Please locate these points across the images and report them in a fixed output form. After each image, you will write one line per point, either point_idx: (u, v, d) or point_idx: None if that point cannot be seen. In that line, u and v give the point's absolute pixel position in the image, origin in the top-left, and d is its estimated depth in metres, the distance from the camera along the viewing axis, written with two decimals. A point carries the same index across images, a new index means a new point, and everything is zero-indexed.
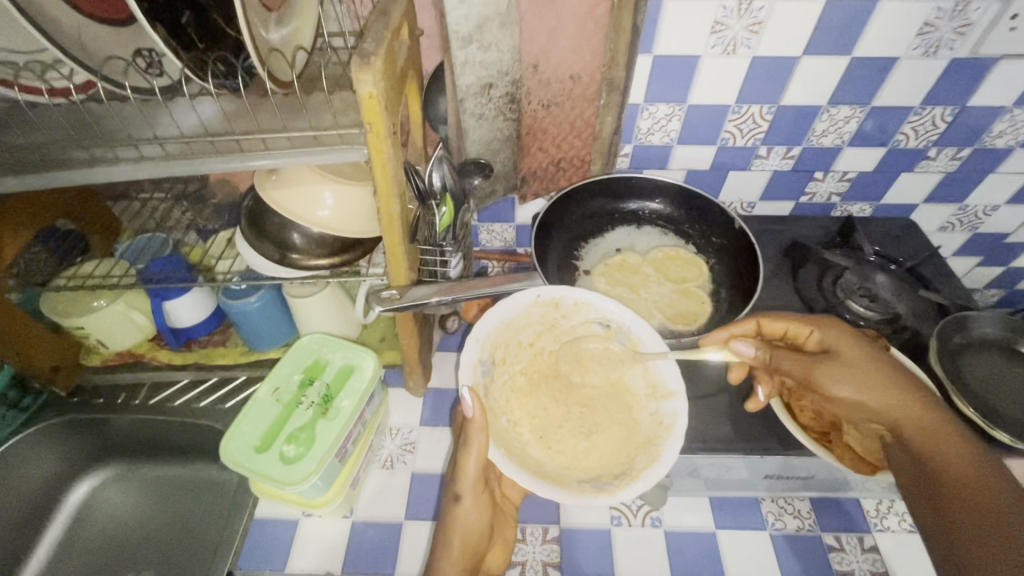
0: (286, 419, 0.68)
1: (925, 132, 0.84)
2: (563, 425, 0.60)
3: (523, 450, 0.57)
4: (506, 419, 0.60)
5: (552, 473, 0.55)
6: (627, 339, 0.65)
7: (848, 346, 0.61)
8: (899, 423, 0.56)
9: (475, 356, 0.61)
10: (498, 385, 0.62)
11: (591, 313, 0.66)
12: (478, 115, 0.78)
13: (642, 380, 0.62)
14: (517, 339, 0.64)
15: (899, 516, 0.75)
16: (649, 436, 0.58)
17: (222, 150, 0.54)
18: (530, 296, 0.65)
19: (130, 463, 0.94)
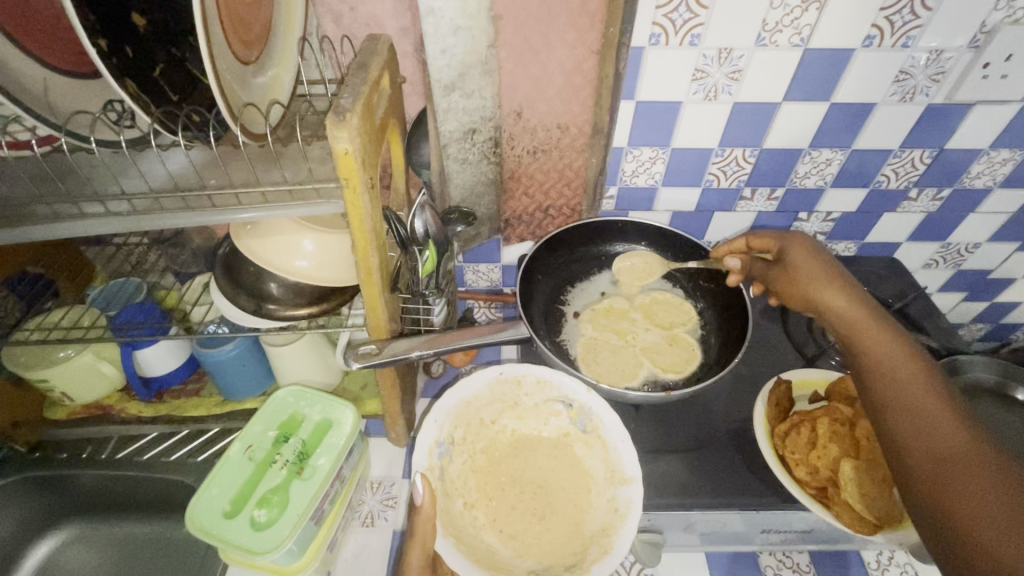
0: (259, 480, 0.64)
1: (906, 173, 0.85)
2: (516, 509, 0.63)
3: (476, 537, 0.60)
4: (462, 502, 0.62)
5: (503, 562, 0.58)
6: (587, 419, 0.66)
7: (804, 255, 0.64)
8: (843, 333, 0.58)
9: (432, 438, 0.63)
10: (455, 463, 0.64)
11: (553, 391, 0.67)
12: (462, 160, 0.78)
13: (599, 464, 0.64)
14: (479, 417, 0.67)
15: (901, 567, 0.73)
16: (602, 523, 0.60)
17: (192, 205, 0.53)
18: (492, 374, 0.67)
19: (94, 521, 0.89)
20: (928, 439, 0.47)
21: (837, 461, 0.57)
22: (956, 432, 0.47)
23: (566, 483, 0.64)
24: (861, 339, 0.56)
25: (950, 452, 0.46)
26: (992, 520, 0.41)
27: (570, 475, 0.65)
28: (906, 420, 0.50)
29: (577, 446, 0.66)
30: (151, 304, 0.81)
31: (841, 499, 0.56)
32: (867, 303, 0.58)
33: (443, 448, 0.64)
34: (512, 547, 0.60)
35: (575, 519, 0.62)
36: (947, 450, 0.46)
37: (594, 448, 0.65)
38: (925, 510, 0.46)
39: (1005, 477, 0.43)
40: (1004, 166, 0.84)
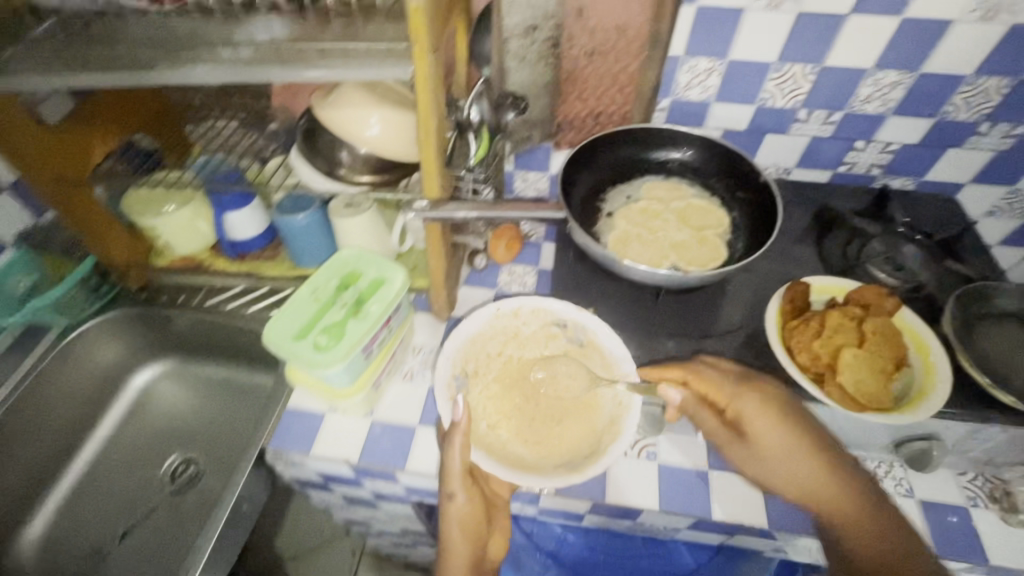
0: (321, 316, 0.75)
1: (977, 105, 0.82)
2: (534, 420, 0.70)
3: (504, 448, 0.67)
4: (485, 425, 0.69)
5: (530, 464, 0.66)
6: (581, 335, 0.75)
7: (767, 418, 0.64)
8: (814, 503, 0.62)
9: (448, 372, 0.71)
10: (474, 393, 0.72)
11: (547, 316, 0.77)
12: (521, 57, 0.83)
13: (600, 370, 0.72)
14: (485, 351, 0.75)
15: (897, 480, 0.76)
16: (610, 417, 0.69)
17: (285, 58, 0.61)
18: (491, 311, 0.77)
19: (183, 361, 1.08)
20: None
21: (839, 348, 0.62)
22: None
23: (573, 388, 0.72)
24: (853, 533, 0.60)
25: None
26: None
27: (576, 384, 0.72)
28: None
29: (577, 360, 0.74)
30: (237, 171, 0.92)
31: (835, 382, 0.61)
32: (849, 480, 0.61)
33: (461, 380, 0.72)
34: (538, 453, 0.68)
35: (585, 418, 0.70)
36: None
37: (592, 358, 0.73)
38: None
39: None
40: None
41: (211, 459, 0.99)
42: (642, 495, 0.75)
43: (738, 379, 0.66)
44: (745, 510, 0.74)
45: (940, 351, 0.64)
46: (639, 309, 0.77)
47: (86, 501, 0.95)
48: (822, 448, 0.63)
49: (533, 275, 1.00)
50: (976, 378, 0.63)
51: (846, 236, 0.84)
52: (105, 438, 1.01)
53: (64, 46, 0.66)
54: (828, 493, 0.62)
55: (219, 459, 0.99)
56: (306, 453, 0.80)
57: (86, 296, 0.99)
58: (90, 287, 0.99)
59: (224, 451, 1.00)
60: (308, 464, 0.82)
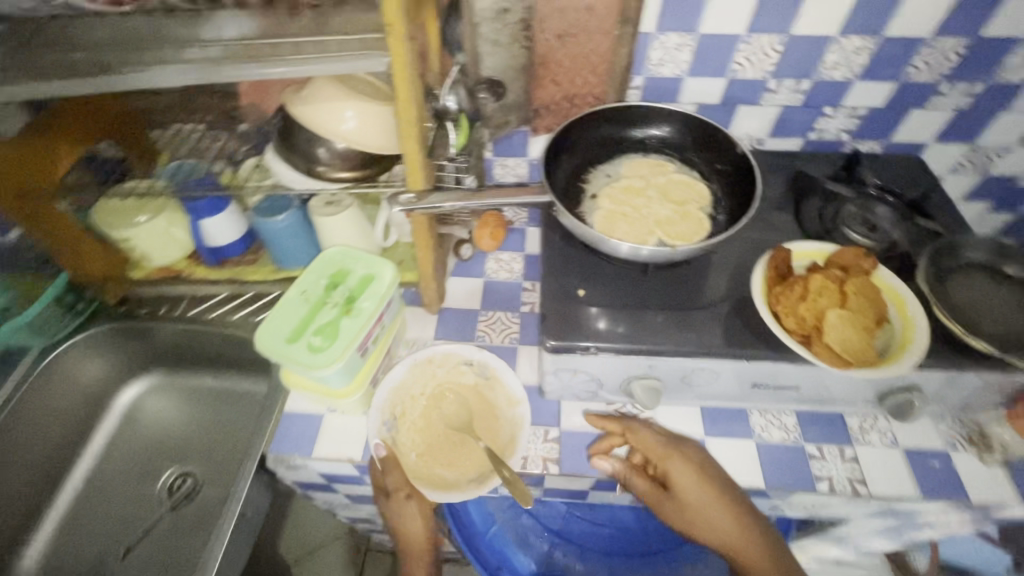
0: (313, 316, 0.74)
1: (937, 65, 0.85)
2: (452, 445, 0.80)
3: (431, 473, 0.78)
4: (414, 455, 0.79)
5: (450, 482, 0.76)
6: (484, 370, 0.84)
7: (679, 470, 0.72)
8: (726, 547, 0.69)
9: (378, 419, 0.80)
10: (402, 432, 0.81)
11: (457, 358, 0.85)
12: (494, 41, 0.83)
13: (502, 397, 0.82)
14: (409, 394, 0.83)
15: (881, 432, 0.80)
16: (510, 433, 0.79)
17: (256, 56, 0.59)
18: (408, 362, 0.85)
19: (169, 374, 1.05)
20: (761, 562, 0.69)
21: (825, 309, 0.64)
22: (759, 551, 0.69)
23: (483, 413, 0.82)
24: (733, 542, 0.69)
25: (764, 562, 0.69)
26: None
27: (483, 410, 0.82)
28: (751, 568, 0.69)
29: (484, 391, 0.83)
30: (211, 176, 0.90)
31: (823, 342, 0.63)
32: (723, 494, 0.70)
33: (390, 422, 0.81)
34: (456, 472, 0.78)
35: (492, 435, 0.80)
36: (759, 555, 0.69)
37: (496, 388, 0.83)
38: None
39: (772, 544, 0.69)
40: None
41: (209, 469, 0.98)
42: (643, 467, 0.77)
43: (666, 444, 0.74)
44: (742, 472, 0.77)
45: (913, 299, 0.67)
46: (629, 286, 0.77)
47: (82, 525, 0.93)
48: (712, 478, 0.71)
49: (519, 262, 1.01)
50: (951, 328, 0.65)
51: (822, 201, 0.86)
52: (97, 457, 0.99)
53: (18, 55, 0.63)
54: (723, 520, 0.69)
55: (217, 468, 0.98)
56: (308, 456, 0.79)
57: (64, 315, 0.97)
58: (66, 305, 0.97)
59: (221, 461, 0.98)
60: (310, 467, 0.82)
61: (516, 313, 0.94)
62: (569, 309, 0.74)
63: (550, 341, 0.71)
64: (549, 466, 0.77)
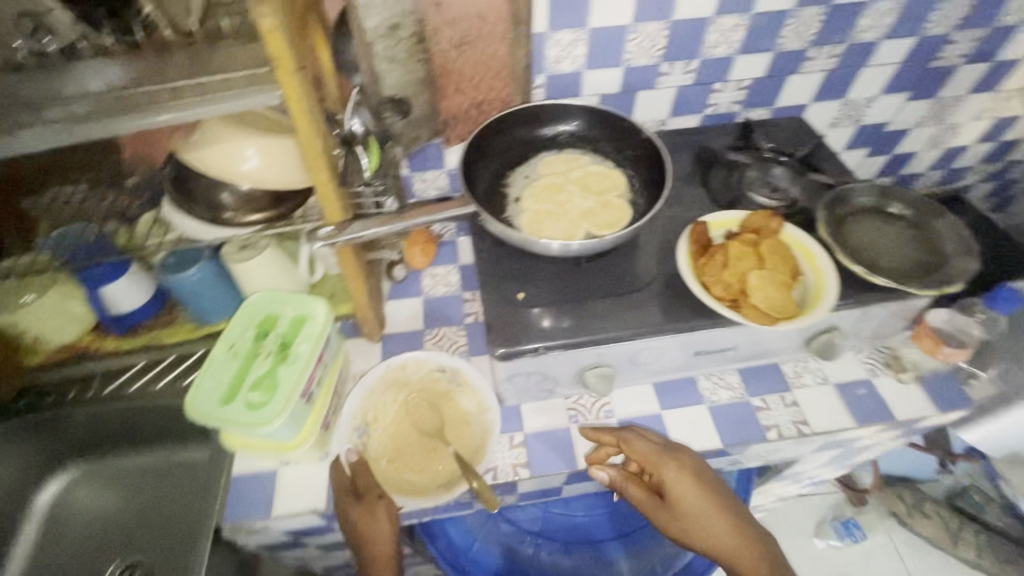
0: (246, 371, 0.69)
1: (803, 33, 0.93)
2: (422, 451, 0.79)
3: (402, 477, 0.77)
4: (385, 461, 0.78)
5: (419, 487, 0.76)
6: (458, 376, 0.84)
7: (673, 477, 0.70)
8: (722, 555, 0.69)
9: (349, 425, 0.79)
10: (375, 438, 0.79)
11: (429, 364, 0.85)
12: (390, 59, 0.80)
13: (473, 402, 0.82)
14: (382, 402, 0.82)
15: (813, 373, 0.87)
16: (481, 438, 0.79)
17: (130, 106, 0.54)
18: (381, 369, 0.84)
19: (94, 461, 0.96)
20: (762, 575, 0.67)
21: (746, 272, 0.68)
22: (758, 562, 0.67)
23: (456, 419, 0.81)
24: (728, 552, 0.68)
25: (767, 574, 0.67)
26: None
27: (456, 415, 0.81)
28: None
29: (455, 397, 0.82)
30: (101, 240, 0.80)
31: (750, 303, 0.67)
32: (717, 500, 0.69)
33: (361, 431, 0.80)
34: (427, 477, 0.77)
35: (464, 442, 0.79)
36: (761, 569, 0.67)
37: (467, 394, 0.83)
38: None
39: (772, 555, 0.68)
40: (886, 17, 0.92)
41: (158, 554, 0.88)
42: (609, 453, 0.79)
43: (663, 454, 0.71)
44: (700, 437, 0.81)
45: (819, 250, 0.72)
46: (566, 281, 0.78)
47: None
48: (709, 485, 0.70)
49: (456, 273, 1.00)
50: (854, 270, 0.71)
51: (727, 169, 0.92)
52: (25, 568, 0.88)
53: None
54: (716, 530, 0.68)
55: (165, 551, 0.88)
56: (267, 517, 0.74)
57: None
58: None
59: (169, 542, 0.89)
60: (271, 527, 0.77)
61: (461, 325, 0.93)
62: (512, 313, 0.74)
63: (499, 349, 0.71)
64: (520, 472, 0.78)
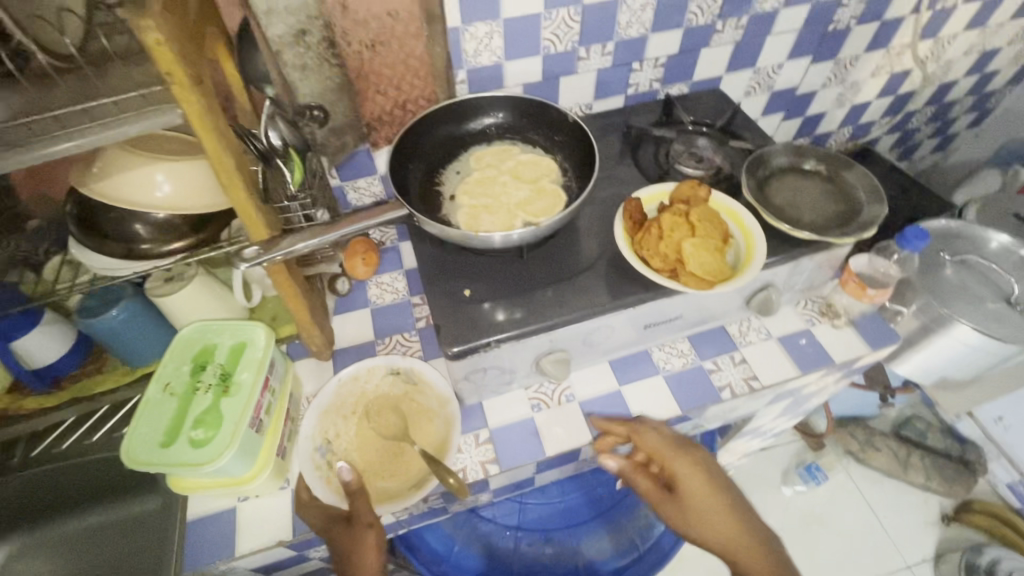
0: (187, 408, 0.65)
1: (708, 8, 0.96)
2: (388, 456, 0.76)
3: (374, 486, 0.74)
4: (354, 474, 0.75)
5: (392, 493, 0.73)
6: (413, 375, 0.82)
7: (683, 470, 0.71)
8: (728, 555, 0.68)
9: (310, 446, 0.76)
10: (340, 453, 0.76)
11: (381, 368, 0.82)
12: (301, 67, 0.78)
13: (432, 398, 0.80)
14: (341, 415, 0.79)
15: (756, 329, 0.91)
16: (443, 435, 0.77)
17: (9, 140, 0.50)
18: (333, 383, 0.81)
19: (32, 532, 0.88)
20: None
21: (680, 242, 0.69)
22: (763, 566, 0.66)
23: (419, 417, 0.79)
24: (733, 552, 0.67)
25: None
26: None
27: (417, 414, 0.79)
28: None
29: (414, 396, 0.80)
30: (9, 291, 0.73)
31: (687, 272, 0.69)
32: (724, 495, 0.70)
33: (324, 449, 0.76)
34: (398, 481, 0.75)
35: (429, 438, 0.77)
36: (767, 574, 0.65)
37: (425, 391, 0.81)
38: None
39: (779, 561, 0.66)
40: None
41: None
42: (574, 436, 0.80)
43: (675, 447, 0.73)
44: (660, 407, 0.83)
45: (745, 212, 0.76)
46: (511, 272, 0.78)
47: None
48: (720, 482, 0.71)
49: (402, 279, 0.98)
50: (780, 228, 0.75)
51: (654, 146, 0.95)
52: None
53: None
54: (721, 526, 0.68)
55: None
56: (230, 558, 0.71)
57: None
58: None
59: None
60: (237, 567, 0.73)
61: (413, 331, 0.92)
62: (460, 312, 0.73)
63: (450, 350, 0.70)
64: (489, 468, 0.77)
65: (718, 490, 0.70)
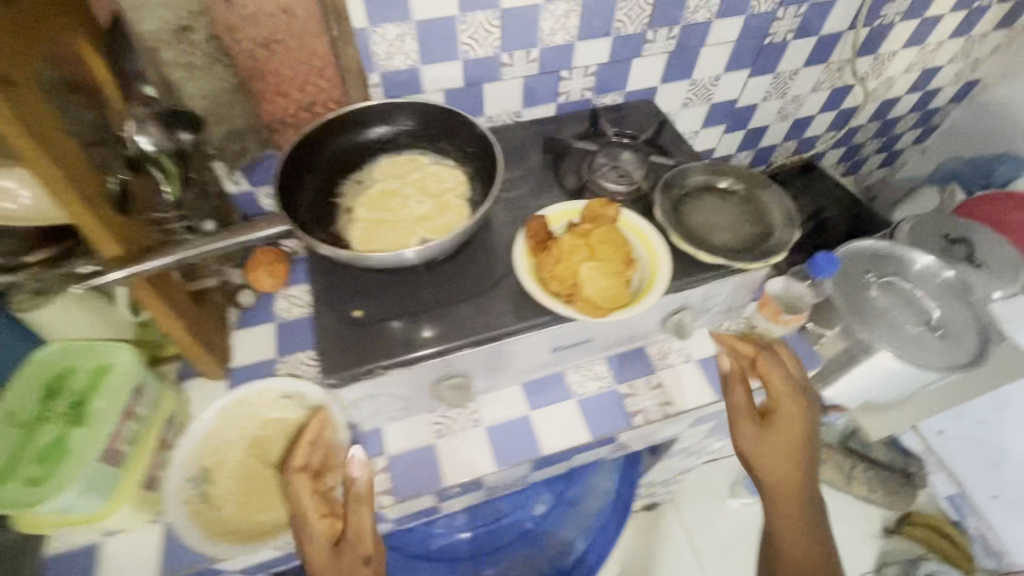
0: (31, 439, 0.60)
1: (637, 17, 0.92)
2: (268, 489, 0.71)
3: (251, 520, 0.69)
4: (231, 505, 0.70)
5: (265, 528, 0.68)
6: (304, 400, 0.77)
7: (788, 409, 0.71)
8: (773, 490, 0.70)
9: (181, 475, 0.70)
10: (216, 483, 0.71)
11: (272, 392, 0.77)
12: (184, 64, 0.73)
13: (323, 424, 0.75)
14: (225, 440, 0.74)
15: (677, 352, 0.88)
16: (330, 464, 0.74)
17: None
18: (216, 407, 0.75)
19: None
20: (796, 533, 0.69)
21: (577, 266, 0.65)
22: (801, 519, 0.69)
23: (308, 446, 0.75)
24: (783, 493, 0.69)
25: (801, 532, 0.69)
26: (797, 554, 0.69)
27: (307, 442, 0.75)
28: (784, 530, 0.69)
29: (305, 422, 0.76)
30: None
31: (583, 297, 0.65)
32: (805, 448, 0.70)
33: (198, 480, 0.71)
34: (276, 515, 0.70)
35: None
36: (799, 530, 0.69)
37: (317, 416, 0.76)
38: (769, 554, 0.71)
39: (813, 528, 0.69)
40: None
41: None
42: (475, 463, 0.76)
43: (791, 390, 0.72)
44: (571, 433, 0.80)
45: (655, 234, 0.73)
46: (409, 291, 0.74)
47: None
48: (811, 438, 0.71)
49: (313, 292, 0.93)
50: (687, 250, 0.72)
51: (579, 159, 0.90)
52: None
53: None
54: (788, 467, 0.69)
55: None
56: None
57: None
58: None
59: None
60: None
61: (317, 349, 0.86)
62: (348, 336, 0.68)
63: (332, 376, 0.65)
64: (382, 500, 0.73)
65: (804, 441, 0.70)
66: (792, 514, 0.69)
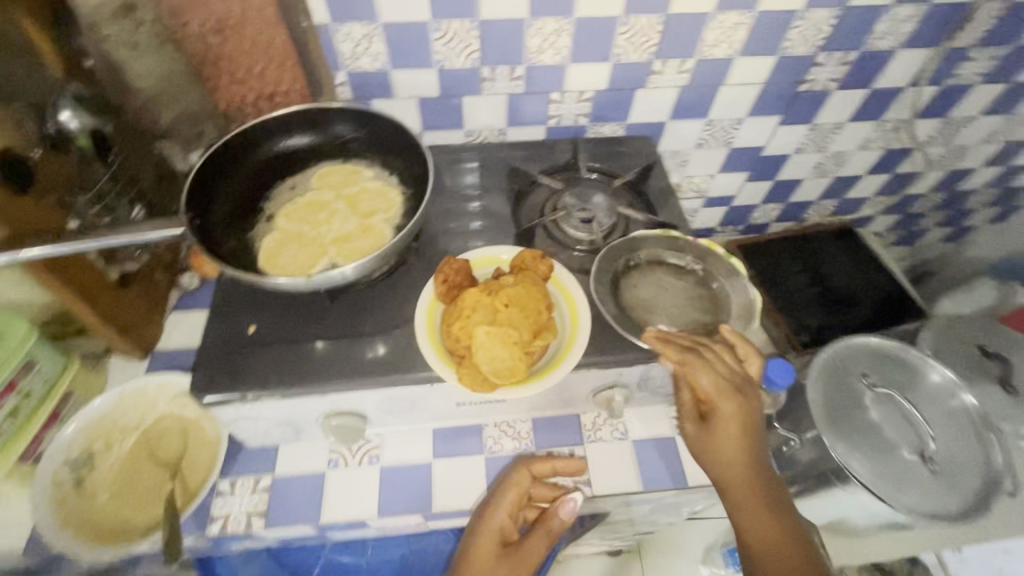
0: None
1: (641, 45, 0.81)
2: (138, 489, 0.70)
3: (114, 518, 0.68)
4: (103, 497, 0.69)
5: (122, 529, 0.67)
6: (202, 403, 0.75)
7: (723, 407, 0.60)
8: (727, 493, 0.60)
9: (59, 458, 0.70)
10: (94, 470, 0.71)
11: (175, 389, 0.76)
12: (131, 46, 0.71)
13: (213, 432, 0.73)
14: (118, 427, 0.73)
15: (613, 426, 0.79)
16: (204, 477, 0.71)
17: None
18: (113, 394, 0.74)
19: None
20: (769, 554, 0.56)
21: (473, 328, 0.58)
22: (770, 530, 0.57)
23: (192, 452, 0.73)
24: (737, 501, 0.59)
25: (773, 549, 0.57)
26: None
27: (193, 447, 0.73)
28: (754, 547, 0.58)
29: (198, 425, 0.74)
30: None
31: (472, 363, 0.58)
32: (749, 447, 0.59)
33: (78, 463, 0.71)
34: (139, 518, 0.69)
35: (191, 479, 0.71)
36: (770, 544, 0.57)
37: (210, 422, 0.74)
38: None
39: (789, 541, 0.57)
40: (737, 33, 0.81)
41: None
42: (358, 504, 0.72)
43: (728, 383, 0.60)
44: (470, 492, 0.73)
45: (584, 303, 0.65)
46: (313, 315, 0.69)
47: None
48: (756, 434, 0.60)
49: None
50: (614, 321, 0.65)
51: (546, 194, 0.84)
52: None
53: None
54: (735, 466, 0.59)
55: None
56: None
57: None
58: None
59: None
60: None
61: None
62: (231, 354, 0.65)
63: (203, 393, 0.61)
64: (253, 522, 0.70)
65: (747, 440, 0.60)
66: (754, 525, 0.58)
